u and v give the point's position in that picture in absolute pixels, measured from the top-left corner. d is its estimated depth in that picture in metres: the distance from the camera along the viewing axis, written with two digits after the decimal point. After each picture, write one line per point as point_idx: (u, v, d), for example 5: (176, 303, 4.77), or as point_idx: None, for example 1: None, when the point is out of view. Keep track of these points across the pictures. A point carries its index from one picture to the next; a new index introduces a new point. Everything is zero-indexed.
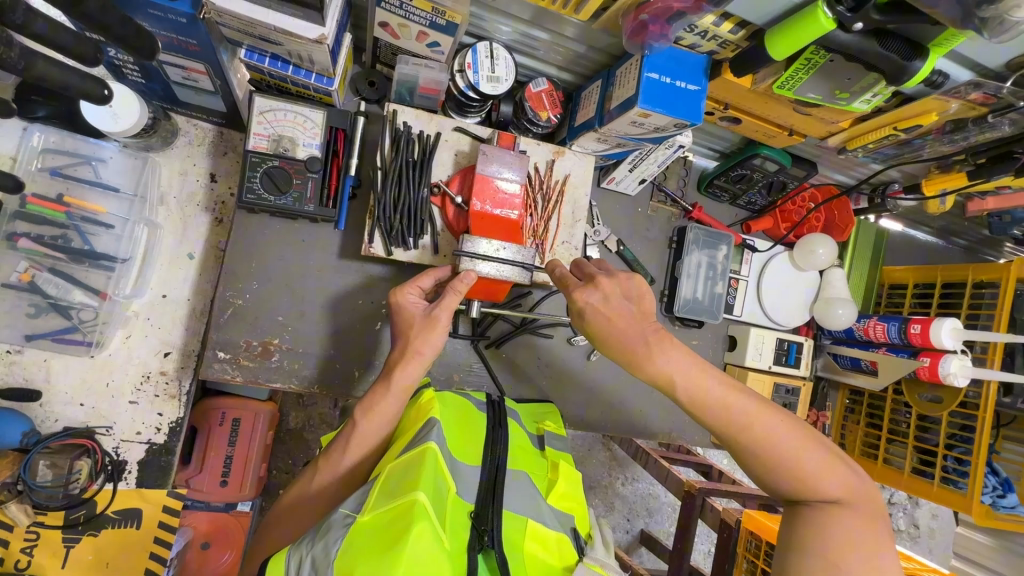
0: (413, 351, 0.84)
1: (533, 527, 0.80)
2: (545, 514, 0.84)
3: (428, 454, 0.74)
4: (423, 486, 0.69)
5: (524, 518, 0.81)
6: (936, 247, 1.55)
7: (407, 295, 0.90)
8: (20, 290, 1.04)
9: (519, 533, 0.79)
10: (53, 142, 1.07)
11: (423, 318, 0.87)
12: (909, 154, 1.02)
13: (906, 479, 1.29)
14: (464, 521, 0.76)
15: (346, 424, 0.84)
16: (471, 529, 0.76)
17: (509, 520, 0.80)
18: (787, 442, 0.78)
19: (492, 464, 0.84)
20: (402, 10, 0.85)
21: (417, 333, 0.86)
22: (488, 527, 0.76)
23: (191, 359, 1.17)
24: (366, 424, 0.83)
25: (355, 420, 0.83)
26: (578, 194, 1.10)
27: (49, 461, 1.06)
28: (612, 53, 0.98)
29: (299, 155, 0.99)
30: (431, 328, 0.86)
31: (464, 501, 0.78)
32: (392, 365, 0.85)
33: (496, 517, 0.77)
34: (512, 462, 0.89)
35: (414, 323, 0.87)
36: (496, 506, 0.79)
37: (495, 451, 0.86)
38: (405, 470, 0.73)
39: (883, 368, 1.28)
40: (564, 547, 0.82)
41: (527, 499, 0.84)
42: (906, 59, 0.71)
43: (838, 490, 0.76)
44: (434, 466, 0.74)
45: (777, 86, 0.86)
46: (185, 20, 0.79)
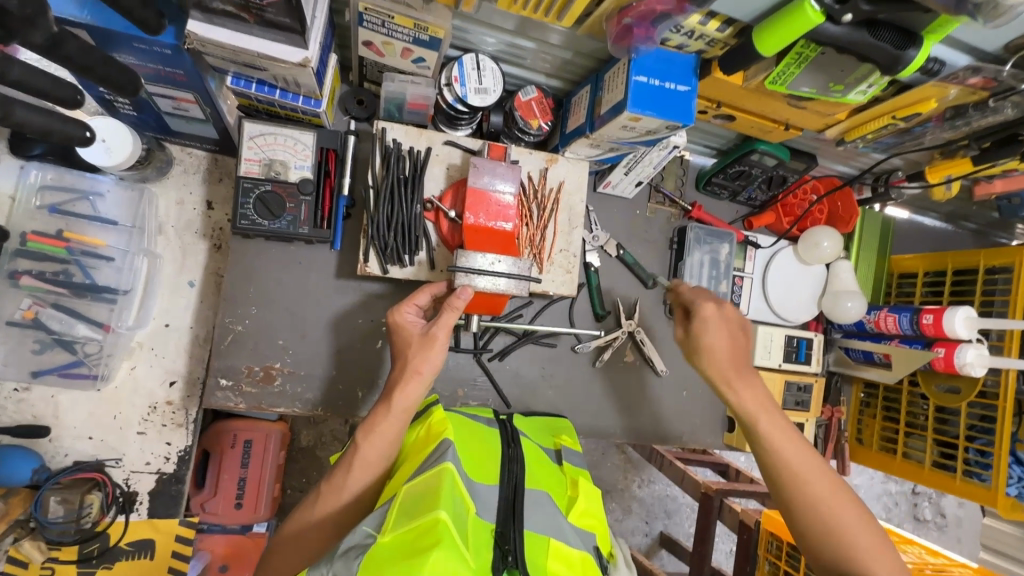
0: (412, 371, 0.84)
1: (556, 545, 0.78)
2: (567, 532, 0.82)
3: (446, 473, 0.73)
4: (443, 503, 0.68)
5: (546, 536, 0.79)
6: (945, 233, 1.52)
7: (404, 314, 0.90)
8: (25, 327, 1.04)
9: (543, 552, 0.77)
10: (50, 178, 1.07)
11: (420, 337, 0.87)
12: (910, 142, 1.00)
13: (928, 474, 1.25)
14: (486, 541, 0.74)
15: (349, 446, 0.83)
16: (494, 550, 0.74)
17: (531, 539, 0.78)
18: (802, 459, 0.85)
19: (510, 484, 0.83)
20: (385, 28, 0.84)
21: (415, 351, 0.86)
22: (510, 547, 0.75)
23: (195, 386, 1.17)
24: (369, 446, 0.82)
25: (357, 441, 0.82)
26: (574, 201, 1.09)
27: (61, 497, 1.06)
28: (599, 57, 0.96)
29: (291, 178, 0.99)
30: (430, 346, 0.86)
31: (483, 521, 0.77)
32: (392, 384, 0.85)
33: (518, 536, 0.76)
34: (531, 480, 0.88)
35: (411, 342, 0.87)
36: (517, 526, 0.77)
37: (512, 470, 0.85)
38: (423, 490, 0.71)
39: (896, 361, 1.25)
40: (590, 566, 0.79)
41: (547, 517, 0.83)
42: (900, 49, 0.69)
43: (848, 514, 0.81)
44: (452, 485, 0.72)
45: (769, 82, 0.84)
46: (170, 51, 0.80)
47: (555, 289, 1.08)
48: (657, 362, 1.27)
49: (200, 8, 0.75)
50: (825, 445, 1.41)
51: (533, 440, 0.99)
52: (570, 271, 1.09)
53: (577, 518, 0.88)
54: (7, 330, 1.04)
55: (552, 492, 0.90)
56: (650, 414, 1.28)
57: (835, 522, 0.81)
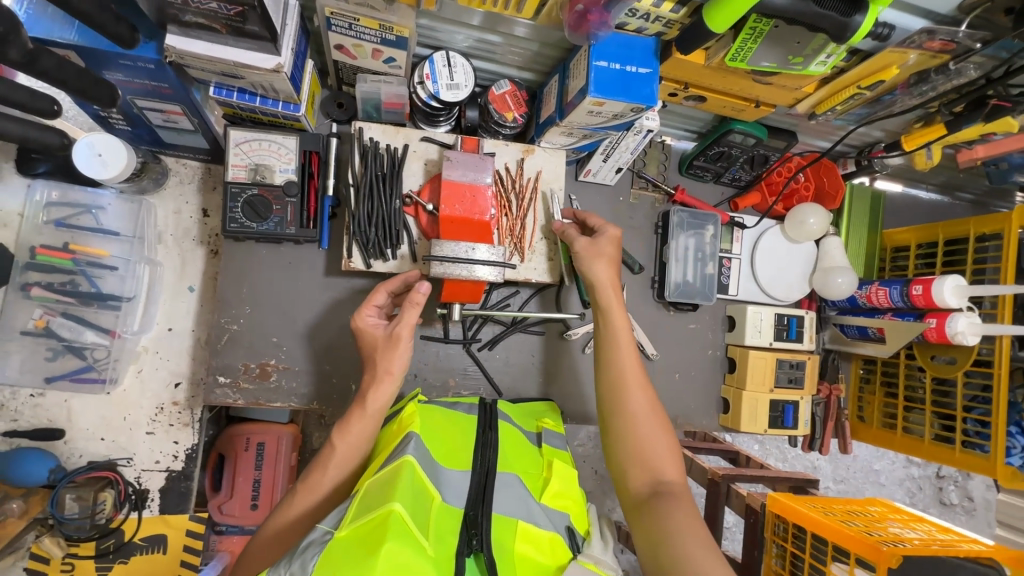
0: (383, 372, 0.88)
1: (524, 527, 0.81)
2: (537, 516, 0.84)
3: (405, 467, 0.77)
4: (400, 496, 0.71)
5: (513, 519, 0.81)
6: (941, 204, 1.49)
7: (366, 316, 0.94)
8: (37, 336, 1.11)
9: (511, 535, 0.79)
10: (55, 196, 1.13)
11: (385, 338, 0.90)
12: (883, 111, 1.00)
13: (929, 447, 1.23)
14: (453, 526, 0.77)
15: (325, 446, 0.86)
16: (461, 533, 0.76)
17: (499, 521, 0.80)
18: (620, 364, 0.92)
19: (481, 470, 0.86)
20: (353, 30, 0.88)
21: (382, 353, 0.90)
22: (477, 530, 0.76)
23: (199, 387, 1.22)
24: (345, 445, 0.85)
25: (332, 441, 0.86)
26: (552, 189, 1.11)
27: (75, 494, 1.12)
28: (564, 47, 0.99)
29: (276, 181, 1.03)
30: (395, 346, 0.89)
31: (451, 507, 0.79)
32: (365, 387, 0.88)
33: (485, 519, 0.78)
34: (504, 465, 0.90)
35: (377, 344, 0.90)
36: (486, 509, 0.80)
37: (485, 456, 0.89)
38: (382, 485, 0.75)
39: (890, 334, 1.23)
40: (559, 547, 0.82)
41: (517, 501, 0.85)
42: (845, 16, 0.70)
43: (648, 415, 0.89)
44: (412, 478, 0.76)
45: (728, 59, 0.85)
46: (153, 65, 0.84)
47: (537, 276, 1.09)
48: (648, 346, 1.28)
49: (175, 22, 0.80)
50: (824, 424, 1.39)
51: (514, 425, 1.02)
52: (552, 258, 1.10)
53: (549, 499, 0.90)
54: (22, 340, 1.10)
55: (526, 475, 0.92)
56: None
57: (634, 430, 0.88)
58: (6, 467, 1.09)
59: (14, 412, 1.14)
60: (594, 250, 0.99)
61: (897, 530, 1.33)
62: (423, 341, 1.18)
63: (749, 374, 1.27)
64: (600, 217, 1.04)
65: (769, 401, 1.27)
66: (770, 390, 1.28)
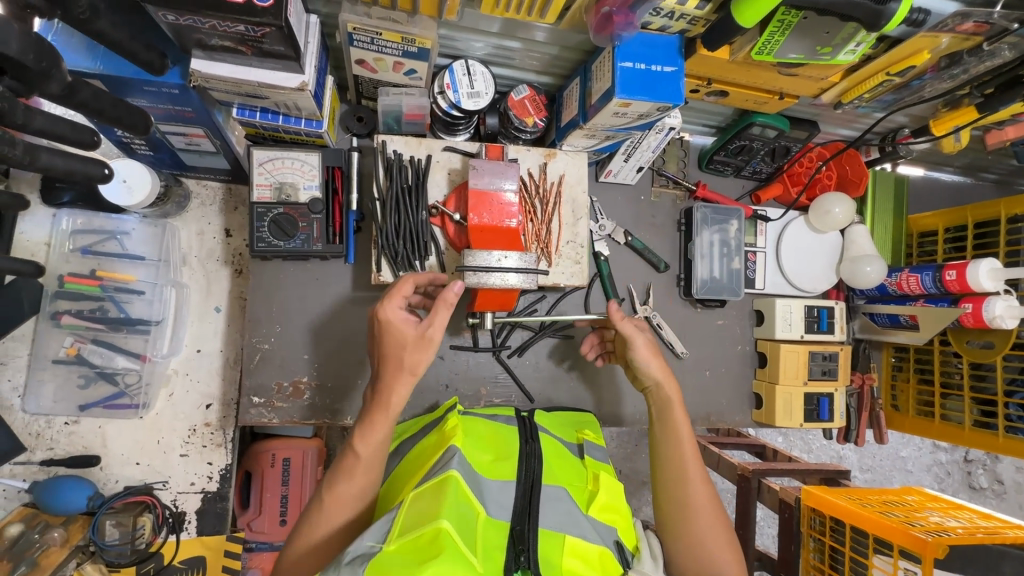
0: (410, 372, 0.81)
1: (572, 542, 0.79)
2: (584, 527, 0.83)
3: (450, 482, 0.76)
4: (445, 512, 0.70)
5: (561, 533, 0.80)
6: (964, 186, 1.48)
7: (393, 308, 0.83)
8: (70, 363, 1.13)
9: (558, 551, 0.78)
10: (80, 224, 1.15)
11: (415, 338, 0.81)
12: (911, 97, 0.98)
13: (969, 434, 1.21)
14: (499, 542, 0.75)
15: (347, 454, 0.81)
16: (509, 550, 0.75)
17: (546, 536, 0.79)
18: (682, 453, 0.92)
19: (525, 482, 0.85)
20: (375, 45, 0.88)
21: (410, 353, 0.81)
22: (524, 547, 0.75)
23: (231, 407, 1.22)
24: (368, 447, 0.80)
25: (354, 449, 0.80)
26: (576, 192, 1.10)
27: (115, 520, 1.12)
28: (584, 49, 0.98)
29: (301, 199, 1.03)
30: (426, 349, 0.81)
31: (496, 521, 0.78)
32: (386, 383, 0.81)
33: (532, 535, 0.76)
34: (549, 477, 0.89)
35: (404, 343, 0.81)
36: (533, 524, 0.78)
37: (530, 467, 0.87)
38: (428, 500, 0.74)
39: (923, 321, 1.21)
40: (608, 562, 0.80)
41: (565, 515, 0.83)
42: (880, 3, 0.69)
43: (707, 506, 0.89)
44: (456, 493, 0.75)
45: (756, 53, 0.84)
46: (177, 90, 0.84)
47: (565, 281, 1.08)
48: (676, 344, 1.27)
49: (199, 46, 0.79)
50: (858, 414, 1.37)
51: (554, 437, 0.99)
52: (579, 261, 1.10)
53: (597, 512, 0.87)
54: (55, 368, 1.13)
55: (571, 487, 0.91)
56: None
57: (690, 523, 0.88)
58: (45, 497, 1.08)
59: (50, 441, 1.14)
60: (648, 345, 0.97)
61: (939, 519, 1.31)
62: (452, 351, 1.17)
63: (781, 368, 1.25)
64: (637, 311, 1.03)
65: (804, 394, 1.26)
66: (804, 383, 1.26)
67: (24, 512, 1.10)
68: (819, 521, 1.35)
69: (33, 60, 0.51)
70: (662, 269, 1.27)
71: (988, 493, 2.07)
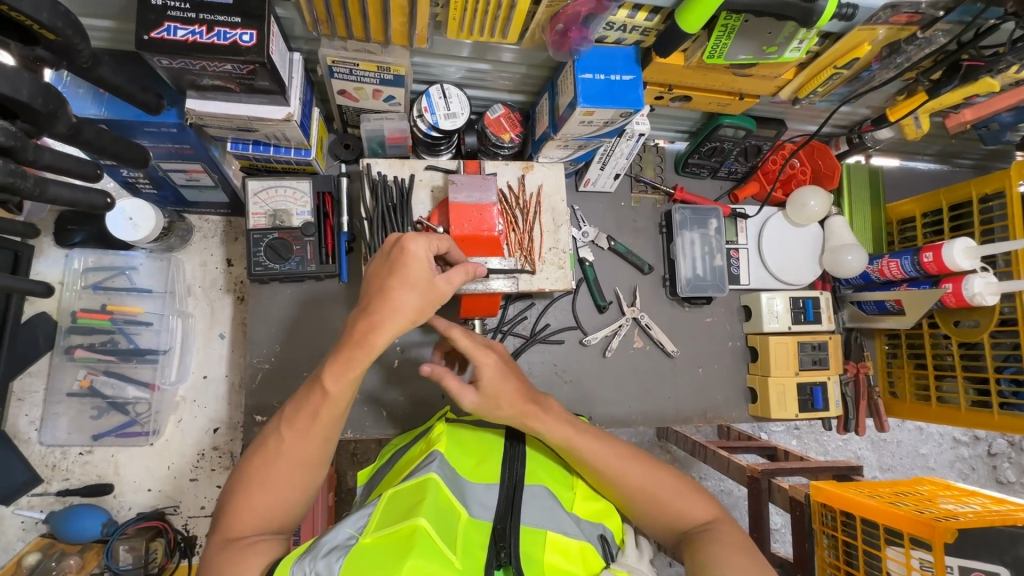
0: (400, 312, 0.77)
1: (553, 538, 0.81)
2: (566, 524, 0.84)
3: (429, 484, 0.78)
4: (424, 511, 0.72)
5: (542, 530, 0.82)
6: (942, 173, 1.51)
7: (420, 248, 0.79)
8: (83, 396, 1.19)
9: (539, 547, 0.80)
10: (92, 262, 1.22)
11: (427, 283, 0.78)
12: (864, 88, 1.03)
13: (966, 415, 1.21)
14: (481, 540, 0.79)
15: (314, 390, 0.78)
16: (490, 547, 0.78)
17: (528, 535, 0.81)
18: (608, 463, 0.88)
19: (508, 485, 0.86)
20: (354, 75, 0.95)
21: (406, 289, 0.77)
22: (505, 543, 0.79)
23: (237, 430, 1.26)
24: (337, 385, 0.77)
25: (323, 385, 0.77)
26: (554, 201, 1.15)
27: (128, 545, 1.14)
28: (550, 66, 1.05)
29: (294, 223, 1.09)
30: (435, 297, 0.79)
31: (479, 521, 0.81)
32: (375, 315, 0.76)
33: (513, 533, 0.80)
34: (532, 477, 0.89)
35: (414, 283, 0.77)
36: (514, 522, 0.81)
37: (513, 470, 0.88)
38: (406, 499, 0.77)
39: (908, 305, 1.23)
40: (590, 556, 0.81)
41: (548, 511, 0.85)
42: (809, 2, 0.74)
43: (651, 482, 0.88)
44: (436, 494, 0.77)
45: (706, 57, 0.89)
46: (175, 129, 0.91)
47: (550, 286, 1.12)
48: (666, 343, 1.29)
49: (193, 87, 0.87)
50: (856, 404, 1.37)
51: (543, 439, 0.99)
52: (562, 267, 1.14)
53: (579, 509, 0.89)
54: (69, 402, 1.19)
55: (555, 486, 0.90)
56: (668, 397, 1.30)
57: (652, 503, 0.87)
58: (61, 525, 1.12)
59: (66, 472, 1.19)
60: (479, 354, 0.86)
61: (951, 505, 1.29)
62: None
63: (771, 359, 1.27)
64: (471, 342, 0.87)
65: (796, 385, 1.27)
66: (796, 373, 1.27)
67: (42, 541, 1.13)
68: (831, 516, 1.29)
69: (42, 103, 0.58)
70: (647, 270, 1.31)
71: (1015, 485, 2.01)
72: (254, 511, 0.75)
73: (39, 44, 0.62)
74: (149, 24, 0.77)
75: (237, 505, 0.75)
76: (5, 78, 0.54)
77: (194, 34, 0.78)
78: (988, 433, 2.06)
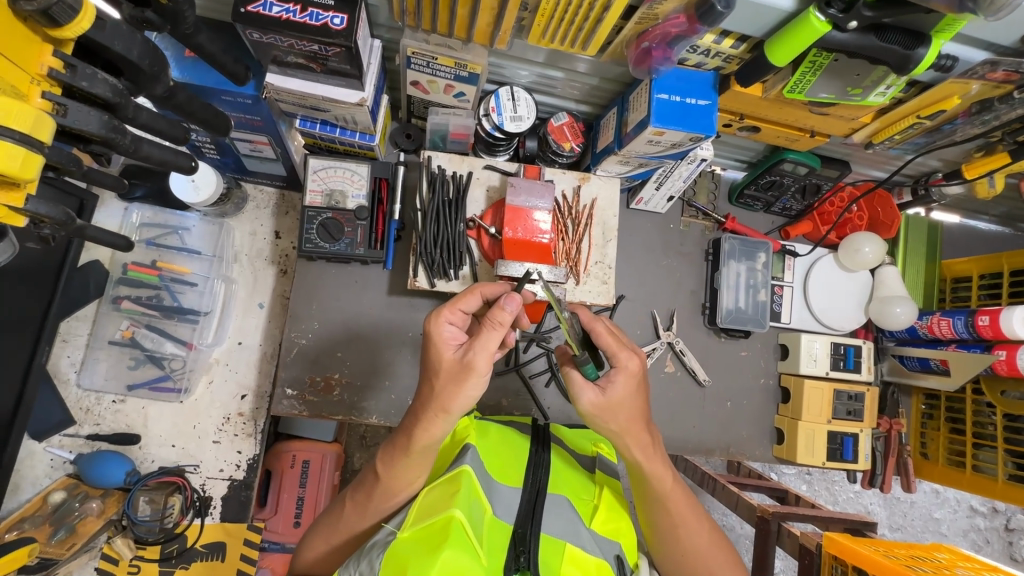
0: (439, 408, 0.75)
1: (572, 552, 0.80)
2: (584, 537, 0.83)
3: (463, 478, 0.77)
4: (459, 503, 0.72)
5: (562, 541, 0.81)
6: (1004, 236, 1.47)
7: (446, 326, 0.79)
8: (124, 345, 1.23)
9: (557, 557, 0.79)
10: (147, 217, 1.25)
11: (456, 363, 0.75)
12: (942, 140, 1.01)
13: (1003, 488, 1.17)
14: (502, 542, 0.78)
15: (369, 471, 0.83)
16: (509, 551, 0.78)
17: (547, 544, 0.80)
18: (655, 477, 0.83)
19: (531, 490, 0.85)
20: (430, 68, 0.96)
21: (445, 381, 0.75)
22: (525, 547, 0.78)
23: (264, 399, 1.28)
24: (388, 469, 0.80)
25: (377, 468, 0.81)
26: (607, 216, 1.15)
27: (149, 497, 1.19)
28: (623, 82, 1.04)
29: (348, 206, 1.11)
30: (466, 375, 0.74)
31: (501, 522, 0.80)
32: (418, 411, 0.77)
33: (534, 538, 0.78)
34: (554, 486, 0.88)
35: (443, 367, 0.76)
36: (536, 528, 0.80)
37: (536, 478, 0.86)
38: (439, 492, 0.76)
39: (956, 367, 1.19)
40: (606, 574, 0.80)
41: (567, 522, 0.84)
42: (908, 49, 0.73)
43: (685, 521, 0.85)
44: (469, 488, 0.76)
45: (787, 91, 0.88)
46: (251, 101, 0.92)
47: (591, 299, 1.12)
48: (698, 372, 1.28)
49: (276, 62, 0.89)
50: (884, 460, 1.34)
51: (566, 447, 0.98)
52: (606, 282, 1.13)
53: (600, 525, 0.87)
54: (109, 349, 1.22)
55: (577, 497, 0.89)
56: (691, 427, 1.28)
57: (677, 540, 0.85)
58: (88, 469, 1.15)
59: (97, 417, 1.21)
60: (609, 406, 0.78)
61: None
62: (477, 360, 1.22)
63: (804, 404, 1.25)
64: (612, 342, 0.80)
65: (827, 433, 1.24)
66: (828, 421, 1.25)
67: (68, 481, 1.17)
68: (841, 571, 1.14)
69: (148, 65, 0.61)
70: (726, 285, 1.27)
71: None
72: (310, 557, 0.85)
73: (149, 8, 0.64)
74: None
75: (308, 551, 0.85)
76: (114, 36, 0.57)
77: (289, 13, 0.79)
78: (1009, 507, 1.98)
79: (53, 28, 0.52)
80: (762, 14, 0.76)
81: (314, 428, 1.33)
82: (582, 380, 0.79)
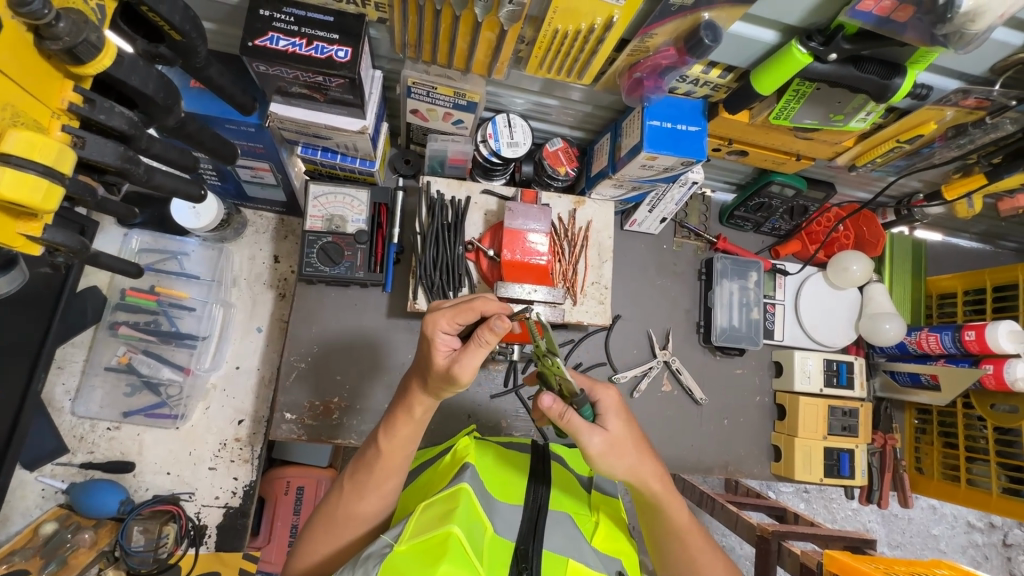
0: (431, 393, 0.78)
1: (575, 566, 0.79)
2: (586, 553, 0.83)
3: (462, 495, 0.77)
4: (457, 520, 0.71)
5: (565, 557, 0.80)
6: (983, 253, 1.52)
7: (438, 335, 0.78)
8: (120, 371, 1.22)
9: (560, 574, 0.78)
10: (147, 242, 1.25)
11: (443, 370, 0.75)
12: (922, 162, 1.06)
13: (997, 501, 1.18)
14: (505, 559, 0.77)
15: (371, 448, 0.82)
16: (512, 566, 0.77)
17: (550, 560, 0.79)
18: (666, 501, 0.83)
19: (532, 507, 0.84)
20: (429, 97, 0.99)
21: (435, 380, 0.76)
22: (528, 564, 0.77)
23: (261, 424, 1.27)
24: (389, 444, 0.79)
25: (377, 442, 0.81)
26: (601, 237, 1.18)
27: (143, 526, 1.17)
28: (616, 109, 1.08)
29: (348, 229, 1.12)
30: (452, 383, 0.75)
31: (503, 539, 0.79)
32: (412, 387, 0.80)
33: (536, 554, 0.77)
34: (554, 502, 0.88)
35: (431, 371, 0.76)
36: (538, 545, 0.79)
37: (537, 495, 0.86)
38: (439, 508, 0.75)
39: (945, 381, 1.21)
40: None
41: (570, 539, 0.83)
42: (885, 79, 0.78)
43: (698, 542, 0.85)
44: (468, 508, 0.75)
45: (773, 117, 0.92)
46: (254, 129, 0.95)
47: (588, 319, 1.14)
48: (695, 391, 1.30)
49: (280, 92, 0.91)
50: (881, 475, 1.34)
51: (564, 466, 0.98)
52: (602, 302, 1.15)
53: (600, 542, 0.87)
54: (105, 375, 1.22)
55: (577, 515, 0.89)
56: (690, 445, 1.28)
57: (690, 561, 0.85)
58: (80, 498, 1.13)
59: (91, 445, 1.20)
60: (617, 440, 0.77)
61: None
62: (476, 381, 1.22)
63: (800, 420, 1.26)
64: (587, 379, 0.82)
65: (823, 449, 1.26)
66: (823, 437, 1.26)
67: (59, 511, 1.14)
68: None
69: (162, 98, 0.63)
70: (715, 304, 1.30)
71: None
72: (312, 552, 0.81)
73: (163, 43, 0.67)
74: (255, 33, 0.81)
75: (306, 547, 0.82)
76: (134, 74, 0.60)
77: (295, 46, 0.82)
78: (1005, 523, 1.98)
79: (76, 65, 0.55)
80: (748, 46, 0.81)
81: (309, 454, 1.33)
82: (585, 424, 0.76)
